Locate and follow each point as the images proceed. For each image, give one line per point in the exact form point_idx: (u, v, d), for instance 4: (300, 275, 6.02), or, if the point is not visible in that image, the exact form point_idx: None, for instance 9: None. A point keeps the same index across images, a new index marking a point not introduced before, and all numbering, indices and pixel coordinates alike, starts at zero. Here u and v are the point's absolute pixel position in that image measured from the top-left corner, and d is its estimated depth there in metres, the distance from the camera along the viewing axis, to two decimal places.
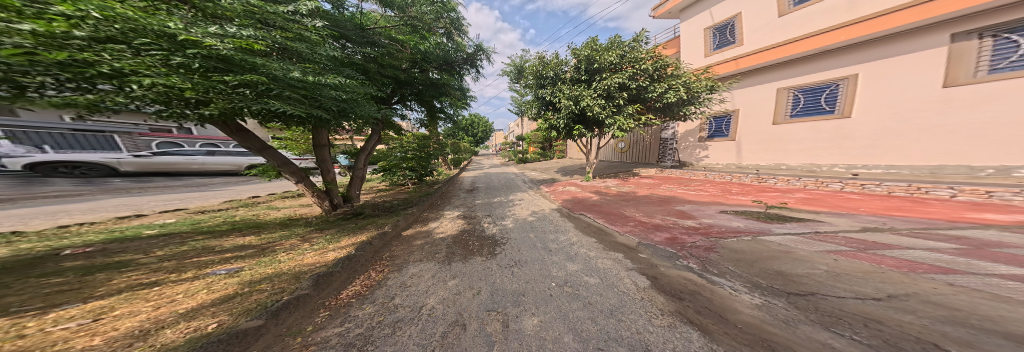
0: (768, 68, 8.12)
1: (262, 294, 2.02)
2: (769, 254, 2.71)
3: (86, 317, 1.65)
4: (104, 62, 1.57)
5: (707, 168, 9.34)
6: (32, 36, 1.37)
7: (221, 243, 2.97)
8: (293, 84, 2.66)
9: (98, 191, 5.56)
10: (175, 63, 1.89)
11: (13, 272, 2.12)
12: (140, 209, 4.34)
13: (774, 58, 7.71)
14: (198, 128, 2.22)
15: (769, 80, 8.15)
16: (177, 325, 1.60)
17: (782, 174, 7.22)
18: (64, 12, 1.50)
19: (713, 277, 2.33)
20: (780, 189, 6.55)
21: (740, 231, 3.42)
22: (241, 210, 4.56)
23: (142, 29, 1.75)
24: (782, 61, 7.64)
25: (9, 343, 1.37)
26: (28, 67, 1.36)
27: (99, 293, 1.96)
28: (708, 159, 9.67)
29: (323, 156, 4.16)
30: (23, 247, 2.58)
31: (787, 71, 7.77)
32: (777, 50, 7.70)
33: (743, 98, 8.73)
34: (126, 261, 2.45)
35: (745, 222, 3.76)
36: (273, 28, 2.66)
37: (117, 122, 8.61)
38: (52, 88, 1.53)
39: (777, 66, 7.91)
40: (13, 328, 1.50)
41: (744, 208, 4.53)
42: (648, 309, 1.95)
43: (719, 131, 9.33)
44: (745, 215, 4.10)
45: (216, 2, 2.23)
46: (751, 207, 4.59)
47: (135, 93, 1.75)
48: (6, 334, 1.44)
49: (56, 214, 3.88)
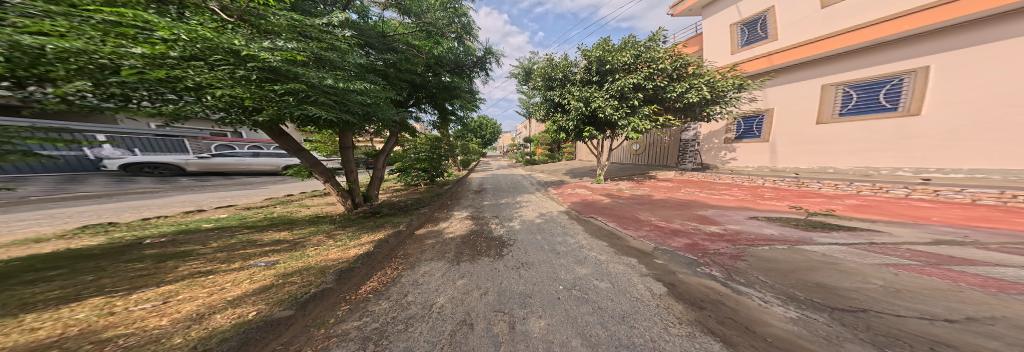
0: (811, 63, 7.36)
1: (293, 286, 2.24)
2: (804, 263, 2.44)
3: (158, 299, 1.95)
4: (190, 77, 1.94)
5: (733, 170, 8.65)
6: (141, 58, 1.72)
7: (261, 237, 3.35)
8: (327, 91, 2.93)
9: (169, 189, 6.54)
10: (238, 75, 2.21)
11: (110, 258, 2.59)
12: (200, 205, 5.03)
13: (818, 52, 6.98)
14: (250, 132, 2.64)
15: (811, 76, 7.41)
16: (226, 310, 1.83)
17: (828, 178, 6.43)
18: (163, 37, 1.82)
19: (738, 287, 2.14)
20: (825, 194, 5.82)
21: (774, 238, 3.08)
22: (278, 207, 5.07)
23: (216, 47, 2.04)
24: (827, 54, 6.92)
25: (103, 319, 1.66)
26: (142, 84, 1.77)
27: (168, 279, 2.30)
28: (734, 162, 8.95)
29: (348, 157, 4.50)
30: (115, 236, 3.13)
31: (832, 66, 7.01)
32: (822, 43, 6.98)
33: (779, 96, 8.02)
34: (188, 251, 2.85)
35: (779, 229, 3.39)
36: (310, 39, 2.95)
37: (185, 128, 10.11)
38: (148, 99, 1.94)
39: (824, 60, 7.13)
40: (106, 305, 1.83)
41: (779, 214, 4.08)
42: (664, 317, 1.84)
43: (749, 131, 8.64)
44: (778, 221, 3.71)
45: (267, 19, 2.55)
46: (789, 214, 4.10)
47: (208, 102, 2.13)
48: (102, 311, 1.76)
49: (138, 208, 4.62)
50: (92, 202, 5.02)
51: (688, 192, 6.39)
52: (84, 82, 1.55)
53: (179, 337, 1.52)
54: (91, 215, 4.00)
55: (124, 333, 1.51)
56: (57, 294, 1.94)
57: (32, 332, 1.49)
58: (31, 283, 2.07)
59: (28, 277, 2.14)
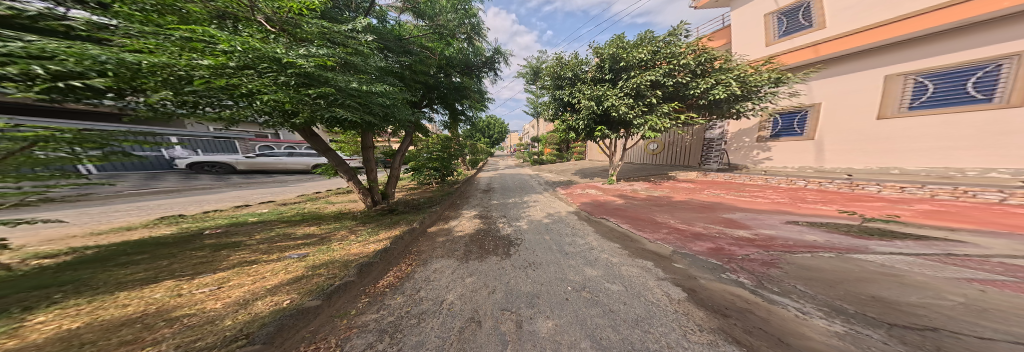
0: (868, 52, 6.47)
1: (320, 278, 2.45)
2: (855, 272, 2.10)
3: (213, 284, 2.27)
4: (243, 85, 2.28)
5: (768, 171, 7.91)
6: (207, 68, 2.05)
7: (295, 231, 3.73)
8: (352, 94, 3.17)
9: (223, 186, 7.51)
10: (281, 81, 2.52)
11: (180, 246, 3.06)
12: (247, 200, 5.71)
13: (881, 40, 6.11)
14: (288, 133, 3.04)
15: (873, 64, 6.46)
16: (266, 298, 2.06)
17: (889, 180, 5.55)
18: (223, 49, 2.15)
19: (770, 296, 1.91)
20: (885, 198, 5.01)
21: (816, 246, 2.71)
22: (308, 203, 5.59)
23: (261, 54, 2.32)
24: (894, 41, 6.00)
25: (174, 299, 1.98)
26: (208, 90, 2.13)
27: (222, 267, 2.65)
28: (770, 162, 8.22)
29: (369, 157, 4.81)
30: (184, 226, 3.70)
31: (899, 53, 6.08)
32: (888, 28, 6.07)
33: (831, 89, 7.12)
34: (238, 242, 3.26)
35: (824, 236, 2.97)
36: (337, 45, 3.20)
37: (235, 131, 11.59)
38: (213, 105, 2.34)
39: (886, 47, 6.22)
40: (176, 287, 2.18)
41: (825, 219, 3.59)
42: (682, 323, 1.71)
43: (789, 129, 7.85)
44: (822, 226, 3.28)
45: (301, 27, 2.83)
46: (839, 219, 3.57)
47: (257, 106, 2.48)
48: (174, 292, 2.09)
49: (199, 202, 5.38)
50: (164, 196, 5.94)
51: (712, 193, 5.89)
52: (167, 92, 1.93)
53: (229, 319, 1.74)
54: (164, 208, 4.73)
55: (188, 314, 1.78)
56: (142, 275, 2.36)
57: (124, 307, 1.82)
58: (123, 265, 2.53)
59: (121, 260, 2.62)
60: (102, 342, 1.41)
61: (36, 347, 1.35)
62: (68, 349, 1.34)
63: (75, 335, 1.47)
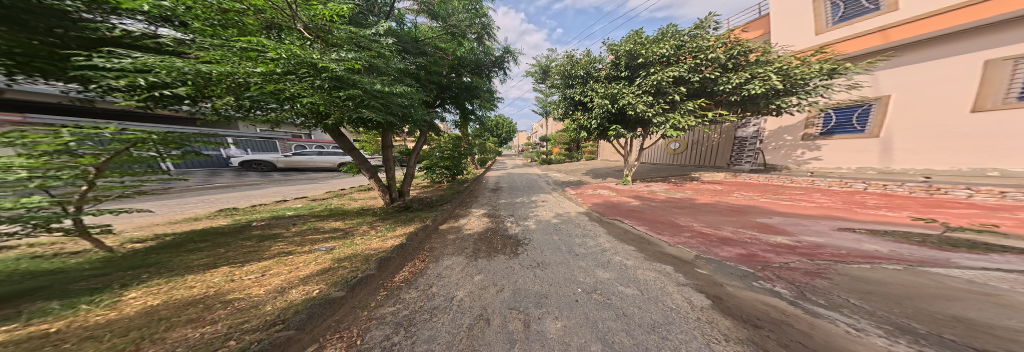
0: (972, 32, 5.29)
1: (344, 270, 2.65)
2: (928, 287, 1.75)
3: (258, 272, 2.57)
4: (287, 89, 2.63)
5: (817, 172, 7.12)
6: (259, 75, 2.38)
7: (324, 225, 4.09)
8: (375, 95, 3.38)
9: (265, 183, 8.44)
10: (317, 85, 2.77)
11: (233, 235, 3.52)
12: (284, 196, 6.38)
13: (984, 19, 5.05)
14: (318, 133, 3.39)
15: (971, 48, 5.35)
16: (298, 288, 2.25)
17: (983, 183, 4.57)
18: (272, 57, 2.42)
19: (813, 308, 1.66)
20: (976, 204, 4.12)
21: (875, 256, 2.30)
22: (335, 199, 6.09)
23: (301, 60, 2.56)
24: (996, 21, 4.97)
25: (230, 283, 2.28)
26: (261, 95, 2.58)
27: (265, 256, 2.99)
28: (818, 162, 7.39)
29: (388, 155, 5.09)
30: (237, 218, 4.26)
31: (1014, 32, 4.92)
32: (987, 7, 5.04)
33: (905, 80, 6.12)
34: (277, 234, 3.65)
35: (887, 245, 2.52)
36: (363, 49, 3.46)
37: (276, 132, 13.01)
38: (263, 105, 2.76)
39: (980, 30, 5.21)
40: (230, 273, 2.51)
41: (888, 227, 3.05)
42: (705, 332, 1.55)
43: (846, 125, 6.97)
44: (884, 235, 2.79)
45: (333, 34, 3.12)
46: (910, 228, 2.98)
47: (297, 107, 2.80)
48: (228, 277, 2.41)
49: (246, 197, 6.12)
50: (219, 191, 6.83)
51: (743, 196, 5.33)
52: (230, 97, 2.45)
53: (268, 306, 1.92)
54: (220, 202, 5.47)
55: (238, 297, 2.03)
56: (204, 261, 2.73)
57: (191, 288, 2.14)
58: (191, 251, 2.97)
59: (189, 246, 3.08)
60: (175, 318, 1.67)
61: (127, 319, 1.64)
62: (150, 322, 1.60)
63: (154, 311, 1.75)
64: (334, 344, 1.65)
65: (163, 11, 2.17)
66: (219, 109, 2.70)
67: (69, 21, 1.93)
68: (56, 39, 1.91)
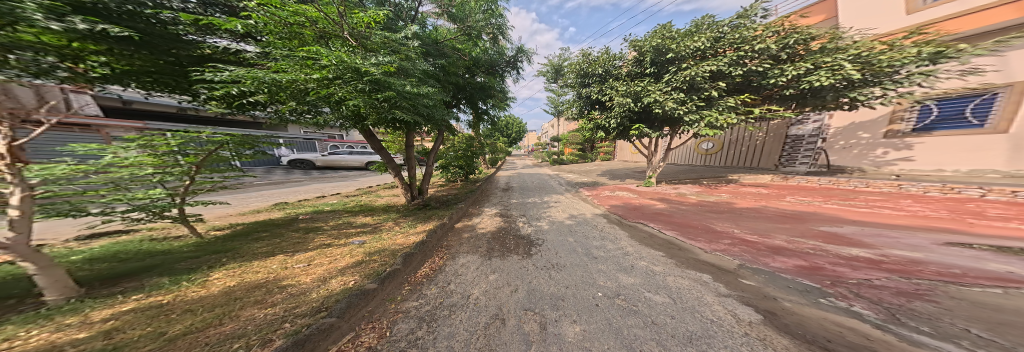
0: None
1: (375, 264, 2.85)
2: None
3: (304, 262, 2.91)
4: (335, 92, 3.00)
5: (906, 175, 5.79)
6: (315, 80, 2.78)
7: (354, 219, 4.52)
8: (406, 97, 3.65)
9: (307, 180, 9.59)
10: (360, 88, 3.10)
11: (285, 227, 4.08)
12: (322, 193, 7.17)
13: None
14: (355, 133, 3.79)
15: None
16: (336, 278, 2.46)
17: None
18: (325, 64, 2.78)
19: (911, 335, 1.30)
20: None
21: (1002, 278, 1.76)
22: (364, 196, 6.68)
23: (347, 66, 2.88)
24: None
25: (283, 271, 2.61)
26: (315, 99, 3.01)
27: (308, 246, 3.38)
28: (908, 164, 6.01)
29: (410, 155, 5.43)
30: (286, 211, 4.90)
31: None
32: None
33: None
34: (317, 227, 4.13)
35: (1018, 265, 1.92)
36: (395, 52, 3.79)
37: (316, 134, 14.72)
38: (315, 107, 3.21)
39: None
40: (283, 261, 2.88)
41: (1020, 242, 2.33)
42: (756, 349, 1.32)
43: (953, 119, 5.59)
44: (1019, 253, 2.11)
45: (370, 40, 3.47)
46: None
47: (341, 108, 3.16)
48: (280, 265, 2.77)
49: (292, 193, 6.99)
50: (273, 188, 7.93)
51: (798, 201, 4.53)
52: (292, 102, 2.92)
53: (314, 293, 2.14)
54: (274, 197, 6.34)
55: (290, 283, 2.32)
56: (264, 249, 3.20)
57: (257, 273, 2.52)
58: (255, 240, 3.50)
59: (254, 236, 3.64)
60: (245, 299, 1.95)
61: (211, 297, 1.96)
62: (227, 301, 1.90)
63: (231, 291, 2.08)
64: (368, 334, 1.74)
65: (250, 29, 2.78)
66: (281, 113, 3.28)
67: (183, 42, 2.53)
68: (174, 58, 2.50)
